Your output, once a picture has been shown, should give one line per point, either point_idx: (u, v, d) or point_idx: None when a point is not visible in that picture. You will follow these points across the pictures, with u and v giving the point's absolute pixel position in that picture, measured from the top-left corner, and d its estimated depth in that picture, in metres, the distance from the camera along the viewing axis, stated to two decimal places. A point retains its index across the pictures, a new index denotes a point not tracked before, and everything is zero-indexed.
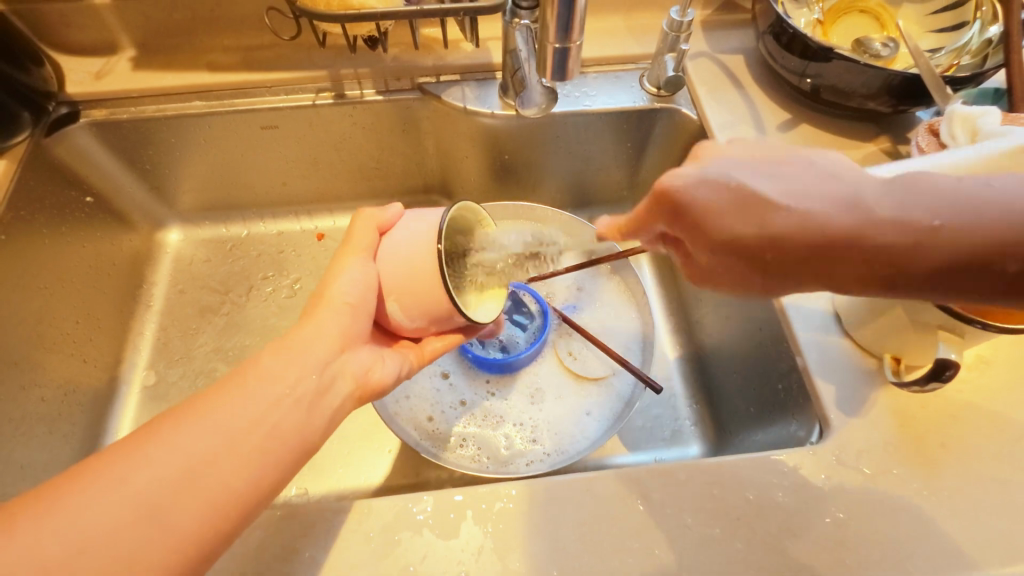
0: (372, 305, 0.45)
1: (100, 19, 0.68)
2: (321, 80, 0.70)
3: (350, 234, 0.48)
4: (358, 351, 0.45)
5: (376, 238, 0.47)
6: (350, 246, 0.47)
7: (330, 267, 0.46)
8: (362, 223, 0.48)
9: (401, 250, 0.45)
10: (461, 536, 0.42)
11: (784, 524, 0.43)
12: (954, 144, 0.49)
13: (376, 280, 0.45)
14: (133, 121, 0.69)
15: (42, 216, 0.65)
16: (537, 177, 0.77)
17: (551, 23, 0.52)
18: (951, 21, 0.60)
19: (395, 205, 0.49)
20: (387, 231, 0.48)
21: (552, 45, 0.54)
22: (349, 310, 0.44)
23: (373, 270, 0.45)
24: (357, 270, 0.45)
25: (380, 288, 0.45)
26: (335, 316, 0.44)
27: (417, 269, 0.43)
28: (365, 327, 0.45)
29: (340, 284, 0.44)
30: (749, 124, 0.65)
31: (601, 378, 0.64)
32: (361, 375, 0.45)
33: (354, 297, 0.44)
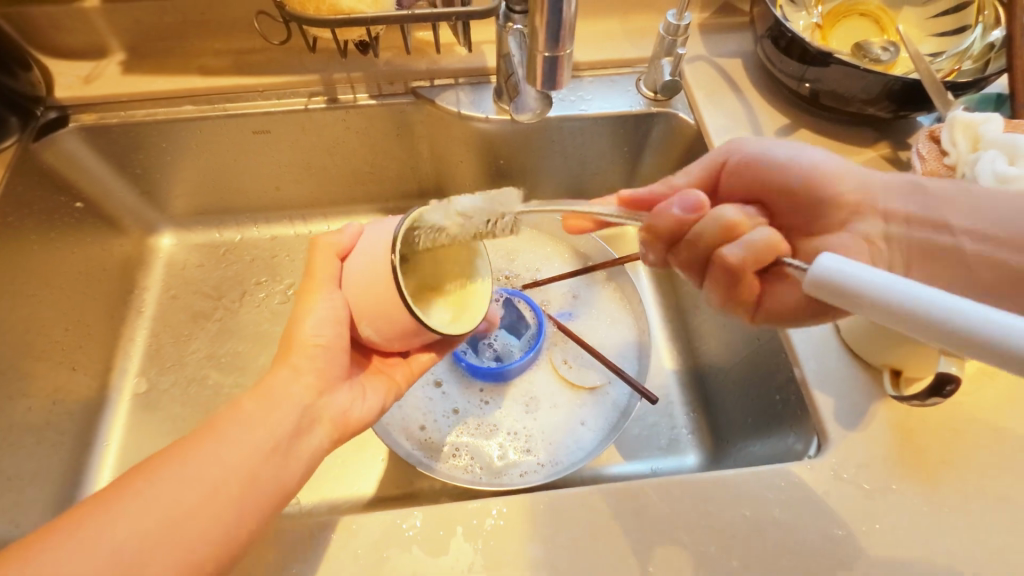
0: (345, 340, 0.44)
1: (88, 22, 0.67)
2: (313, 84, 0.69)
3: (312, 263, 0.46)
4: (336, 393, 0.45)
5: (337, 265, 0.45)
6: (312, 277, 0.45)
7: (297, 306, 0.44)
8: (322, 252, 0.46)
9: (361, 273, 0.42)
10: (451, 553, 0.41)
11: (782, 540, 0.42)
12: (955, 151, 0.48)
13: (346, 310, 0.44)
14: (122, 125, 0.68)
15: (30, 222, 0.64)
16: (533, 181, 0.76)
17: (540, 32, 0.51)
18: (952, 25, 0.59)
19: (351, 227, 0.47)
20: (347, 256, 0.45)
21: (543, 53, 0.52)
22: (323, 351, 0.44)
23: (339, 298, 0.44)
24: (324, 304, 0.43)
25: (351, 318, 0.44)
26: (309, 360, 0.44)
27: (381, 299, 0.41)
28: (341, 367, 0.45)
29: (309, 326, 0.43)
30: (747, 128, 0.64)
31: (597, 387, 0.63)
32: (340, 415, 0.45)
33: (327, 337, 0.44)
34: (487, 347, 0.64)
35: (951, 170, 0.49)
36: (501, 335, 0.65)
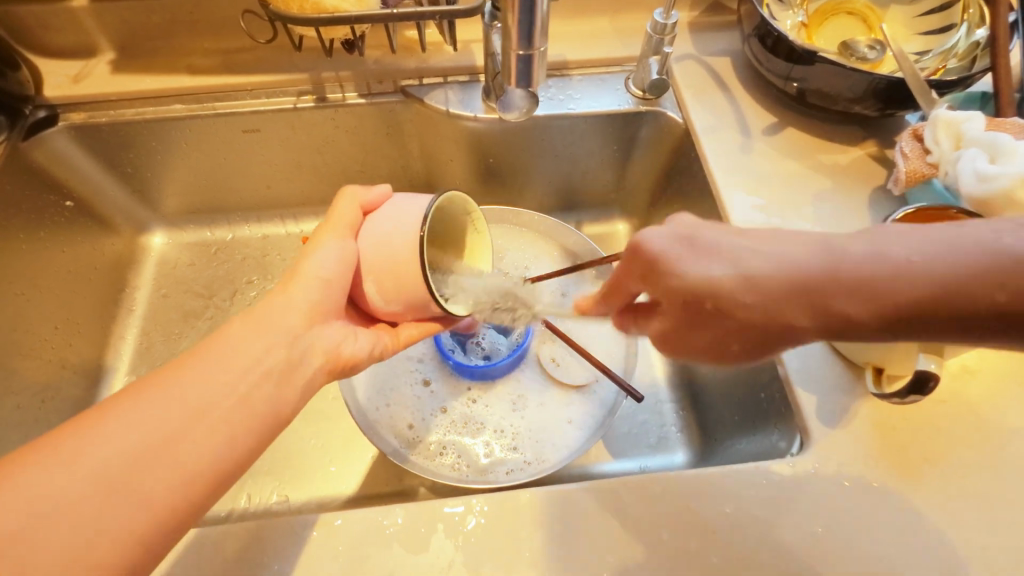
0: (346, 285, 0.44)
1: (77, 22, 0.67)
2: (302, 83, 0.69)
3: (334, 208, 0.46)
4: (328, 327, 0.44)
5: (359, 216, 0.46)
6: (331, 221, 0.45)
7: (308, 244, 0.44)
8: (347, 201, 0.46)
9: (386, 221, 0.43)
10: (430, 551, 0.41)
11: (762, 538, 0.42)
12: (938, 150, 0.48)
13: (355, 258, 0.44)
14: (112, 124, 0.68)
15: (19, 221, 0.64)
16: (523, 180, 0.76)
17: (515, 32, 0.52)
18: (938, 24, 0.59)
19: (382, 186, 0.48)
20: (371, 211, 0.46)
21: (517, 52, 0.54)
22: (323, 285, 0.43)
23: (353, 246, 0.44)
24: (333, 247, 0.43)
25: (359, 266, 0.44)
26: (307, 289, 0.43)
27: (398, 246, 0.42)
28: (337, 302, 0.44)
29: (314, 261, 0.43)
30: (734, 127, 0.64)
31: (584, 385, 0.64)
32: (331, 351, 0.44)
33: (330, 273, 0.43)
34: (475, 347, 0.66)
35: (934, 168, 0.49)
36: (489, 333, 0.66)
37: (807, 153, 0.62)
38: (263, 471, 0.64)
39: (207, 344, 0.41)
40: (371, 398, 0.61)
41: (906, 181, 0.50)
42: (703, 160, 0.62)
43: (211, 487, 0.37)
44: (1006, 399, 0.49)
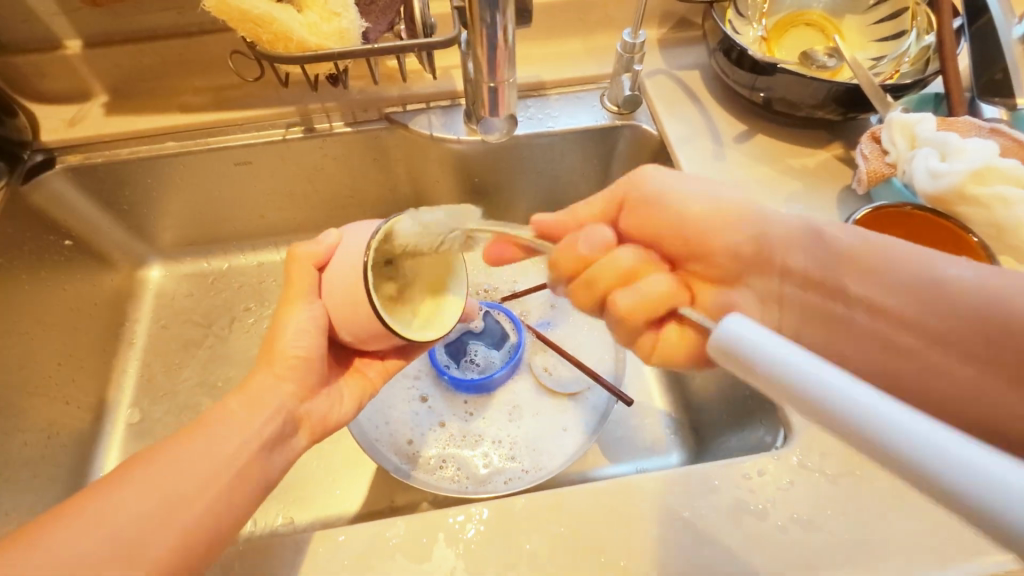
0: (322, 351, 0.46)
1: (72, 68, 0.70)
2: (290, 115, 0.72)
3: (291, 275, 0.45)
4: (316, 399, 0.48)
5: (317, 276, 0.45)
6: (290, 289, 0.45)
7: (277, 314, 0.45)
8: (300, 263, 0.45)
9: (343, 267, 0.42)
10: (433, 560, 0.43)
11: (752, 531, 0.44)
12: (895, 151, 0.51)
13: (325, 321, 0.44)
14: (107, 164, 0.71)
15: (21, 262, 0.66)
16: (509, 197, 0.78)
17: (482, 68, 0.56)
18: (890, 30, 0.62)
19: (329, 233, 0.45)
20: (325, 266, 0.45)
21: (487, 84, 0.57)
22: (302, 362, 0.45)
23: (320, 307, 0.44)
24: (305, 314, 0.44)
25: (330, 326, 0.45)
26: (290, 368, 0.45)
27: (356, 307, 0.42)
28: (320, 375, 0.47)
29: (288, 338, 0.44)
30: (706, 138, 0.67)
31: (577, 393, 0.65)
32: (316, 415, 0.47)
33: (305, 348, 0.45)
34: (470, 361, 0.66)
35: (893, 168, 0.52)
36: (482, 349, 0.67)
37: (776, 158, 0.65)
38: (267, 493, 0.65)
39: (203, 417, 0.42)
40: (371, 418, 0.63)
41: (868, 180, 0.53)
42: (678, 169, 0.65)
43: (219, 504, 0.39)
44: None
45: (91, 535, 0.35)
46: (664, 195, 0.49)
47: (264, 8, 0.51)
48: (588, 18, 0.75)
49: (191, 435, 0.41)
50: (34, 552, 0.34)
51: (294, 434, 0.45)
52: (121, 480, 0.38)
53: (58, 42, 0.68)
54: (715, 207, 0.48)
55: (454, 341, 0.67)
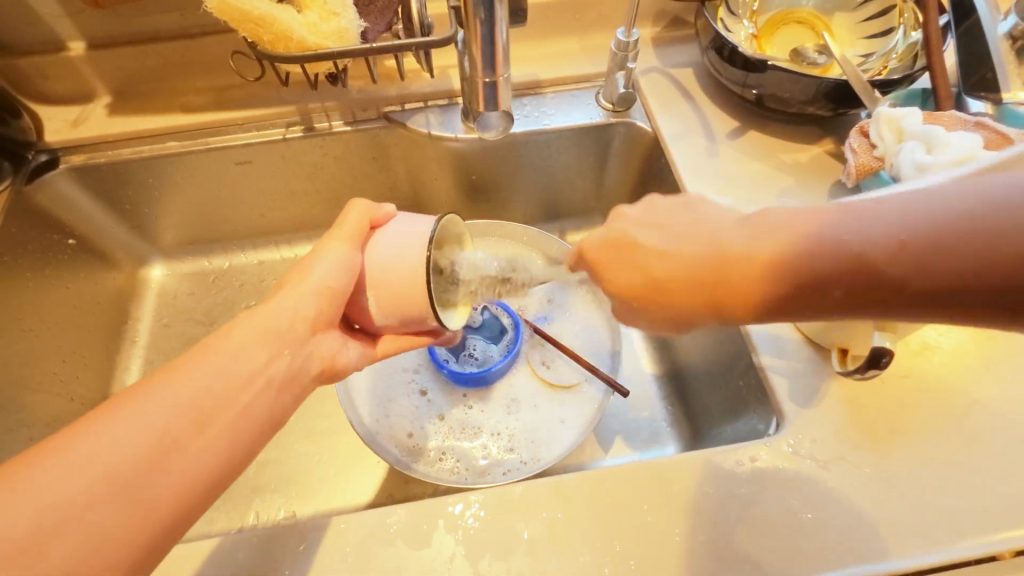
0: (348, 292, 0.45)
1: (75, 70, 0.71)
2: (291, 115, 0.73)
3: (344, 217, 0.48)
4: (327, 335, 0.46)
5: (366, 231, 0.48)
6: (337, 229, 0.47)
7: (315, 249, 0.46)
8: (355, 213, 0.48)
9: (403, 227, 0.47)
10: (433, 546, 0.44)
11: (745, 514, 0.45)
12: (883, 145, 0.52)
13: (359, 268, 0.46)
14: (110, 164, 0.72)
15: (26, 261, 0.67)
16: (506, 195, 0.79)
17: (478, 63, 0.57)
18: (879, 28, 0.63)
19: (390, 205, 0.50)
20: (378, 228, 0.48)
21: (482, 80, 0.58)
22: (330, 294, 0.44)
23: (358, 256, 0.46)
24: (343, 255, 0.45)
25: (359, 277, 0.46)
26: (314, 297, 0.44)
27: (408, 257, 0.45)
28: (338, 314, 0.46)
29: (319, 267, 0.44)
30: (700, 134, 0.68)
31: (574, 386, 0.66)
32: (329, 358, 0.46)
33: (337, 282, 0.44)
34: (468, 355, 0.68)
35: (881, 161, 0.53)
36: (480, 343, 0.68)
37: (768, 153, 0.66)
38: (270, 488, 0.66)
39: (208, 343, 0.41)
40: (371, 410, 0.64)
41: (857, 174, 0.54)
42: (672, 165, 0.66)
43: (220, 446, 0.38)
44: (968, 374, 0.52)
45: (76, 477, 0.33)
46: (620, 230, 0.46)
47: (265, 9, 0.52)
48: (583, 18, 0.76)
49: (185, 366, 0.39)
50: (13, 493, 0.31)
51: None
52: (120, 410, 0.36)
53: (61, 45, 0.69)
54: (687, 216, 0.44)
55: None
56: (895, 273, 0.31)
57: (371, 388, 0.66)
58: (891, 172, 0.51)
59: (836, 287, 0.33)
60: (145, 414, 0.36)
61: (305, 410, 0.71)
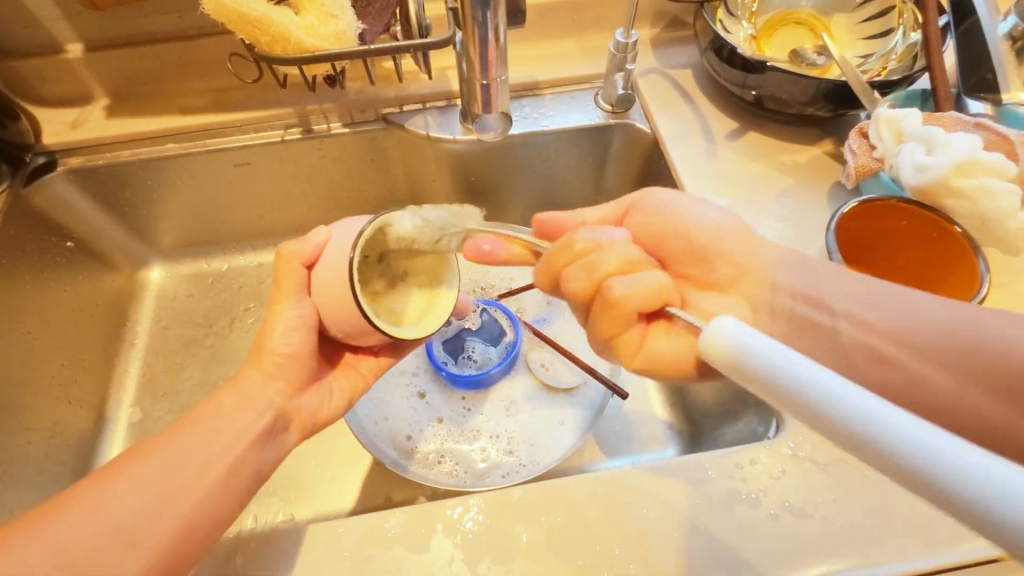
0: (311, 349, 0.47)
1: (72, 72, 0.71)
2: (289, 116, 0.73)
3: (279, 272, 0.46)
4: (305, 396, 0.49)
5: (305, 274, 0.45)
6: (278, 288, 0.45)
7: (267, 315, 0.46)
8: (288, 261, 0.45)
9: (333, 260, 0.42)
10: (432, 549, 0.44)
11: (745, 518, 0.45)
12: (882, 145, 0.52)
13: (314, 317, 0.45)
14: (108, 166, 0.71)
15: (24, 263, 0.67)
16: (505, 196, 0.79)
17: (476, 66, 0.56)
18: (879, 28, 0.63)
19: (317, 232, 0.45)
20: (313, 265, 0.45)
21: (479, 82, 0.58)
22: (290, 360, 0.46)
23: (308, 304, 0.45)
24: (292, 313, 0.45)
25: (318, 325, 0.46)
26: (278, 366, 0.46)
27: (334, 293, 0.42)
28: (310, 372, 0.48)
29: (276, 337, 0.45)
30: (699, 135, 0.68)
31: (573, 388, 0.66)
32: (310, 416, 0.49)
33: (294, 346, 0.46)
34: (467, 357, 0.67)
35: (881, 162, 0.53)
36: (479, 345, 0.68)
37: (767, 155, 0.66)
38: (268, 491, 0.66)
39: (197, 410, 0.44)
40: (370, 413, 0.64)
41: (856, 175, 0.54)
42: (672, 167, 0.66)
43: (213, 496, 0.40)
44: None
45: (92, 523, 0.36)
46: (668, 213, 0.51)
47: (262, 11, 0.52)
48: (581, 19, 0.76)
49: (180, 432, 0.42)
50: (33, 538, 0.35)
51: (286, 429, 0.47)
52: (125, 469, 0.39)
53: (59, 47, 0.69)
54: (712, 230, 0.50)
55: (452, 337, 0.68)
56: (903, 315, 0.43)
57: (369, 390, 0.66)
58: (892, 173, 0.51)
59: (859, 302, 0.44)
60: (149, 472, 0.39)
61: None
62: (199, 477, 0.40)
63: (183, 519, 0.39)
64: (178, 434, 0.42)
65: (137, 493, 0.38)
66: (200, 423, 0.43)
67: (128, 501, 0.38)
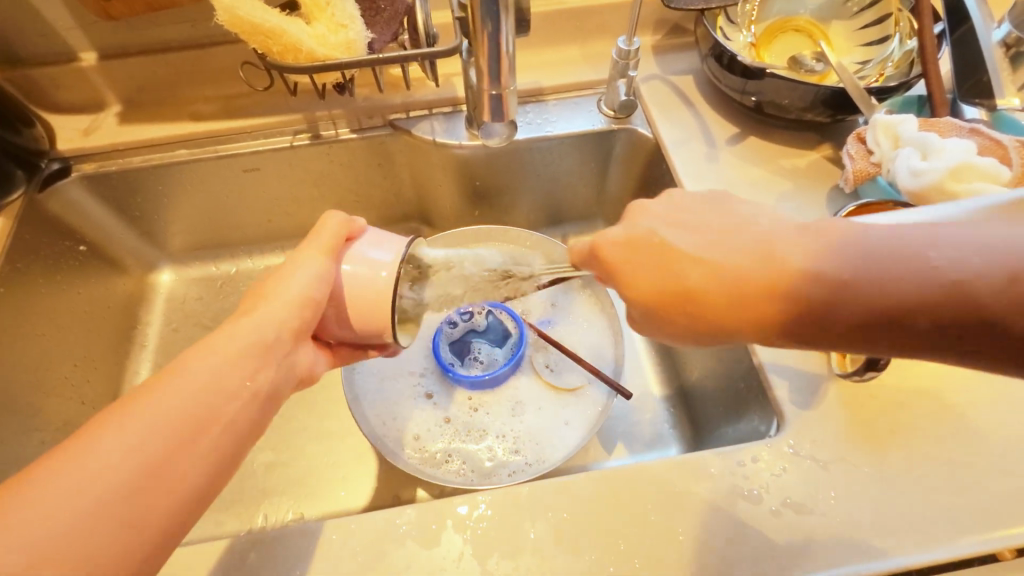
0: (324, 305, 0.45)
1: (86, 80, 0.72)
2: (298, 122, 0.74)
3: (317, 231, 0.47)
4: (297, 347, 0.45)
5: (341, 243, 0.47)
6: (311, 244, 0.46)
7: (286, 263, 0.45)
8: (332, 226, 0.48)
9: (370, 256, 0.47)
10: (442, 544, 0.45)
11: (747, 514, 0.46)
12: (880, 151, 0.53)
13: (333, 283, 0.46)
14: (120, 172, 0.73)
15: (39, 267, 0.69)
16: (509, 200, 0.81)
17: (485, 76, 0.57)
18: (876, 35, 0.64)
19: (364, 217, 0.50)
20: (353, 241, 0.48)
21: (489, 92, 0.59)
22: (307, 305, 0.44)
23: (333, 271, 0.46)
24: (314, 268, 0.45)
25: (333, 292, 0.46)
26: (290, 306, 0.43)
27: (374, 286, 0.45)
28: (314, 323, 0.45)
29: (292, 284, 0.44)
30: (700, 140, 0.69)
31: (577, 388, 0.67)
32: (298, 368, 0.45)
33: (313, 295, 0.44)
34: (473, 358, 0.69)
35: (878, 167, 0.54)
36: (485, 347, 0.70)
37: (767, 159, 0.67)
38: (277, 490, 0.67)
39: (178, 360, 0.39)
40: (378, 414, 0.65)
41: (855, 179, 0.55)
42: (674, 171, 0.67)
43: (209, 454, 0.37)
44: (966, 376, 0.53)
45: (70, 495, 0.31)
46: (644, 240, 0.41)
47: (275, 21, 0.53)
48: (584, 26, 0.77)
49: (163, 380, 0.37)
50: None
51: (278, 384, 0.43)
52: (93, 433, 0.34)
53: (73, 55, 0.71)
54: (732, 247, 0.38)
55: (459, 340, 0.70)
56: (998, 308, 0.29)
57: (377, 392, 0.67)
58: (889, 177, 0.52)
59: (919, 315, 0.31)
60: (132, 429, 0.34)
61: (312, 412, 0.72)
62: (185, 433, 0.36)
63: (173, 485, 0.35)
64: (163, 385, 0.37)
65: (113, 456, 0.33)
66: (188, 372, 0.38)
67: (102, 467, 0.33)
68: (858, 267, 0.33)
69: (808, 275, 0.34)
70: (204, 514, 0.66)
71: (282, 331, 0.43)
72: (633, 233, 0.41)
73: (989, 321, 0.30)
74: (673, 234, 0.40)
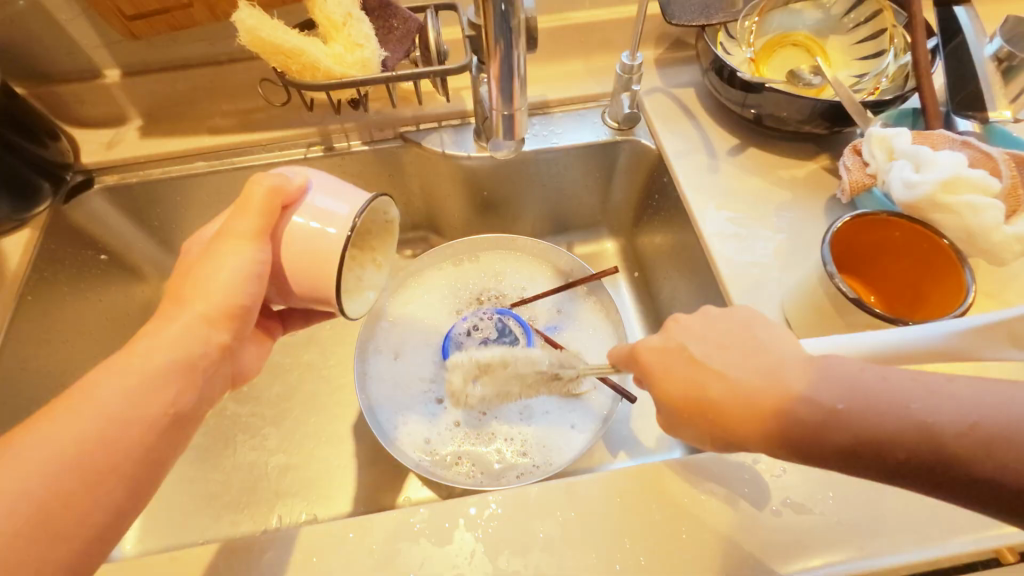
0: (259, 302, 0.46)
1: (110, 96, 0.75)
2: (311, 135, 0.77)
3: (247, 199, 0.44)
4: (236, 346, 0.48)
5: (278, 212, 0.45)
6: (240, 222, 0.44)
7: (211, 247, 0.44)
8: (262, 193, 0.44)
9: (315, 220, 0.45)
10: (454, 542, 0.47)
11: (749, 513, 0.48)
12: (875, 162, 0.55)
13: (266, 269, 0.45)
14: (141, 184, 0.75)
15: (62, 275, 0.71)
16: (515, 209, 0.83)
17: (495, 96, 0.60)
18: (872, 49, 0.67)
19: (298, 175, 0.47)
20: (292, 206, 0.46)
21: (501, 112, 0.61)
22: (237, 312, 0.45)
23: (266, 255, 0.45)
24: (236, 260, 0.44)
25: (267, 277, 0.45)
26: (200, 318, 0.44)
27: (320, 251, 0.45)
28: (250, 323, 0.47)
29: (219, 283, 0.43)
30: (702, 151, 0.71)
31: (584, 393, 0.69)
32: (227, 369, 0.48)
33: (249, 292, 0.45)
34: None
35: (873, 178, 0.56)
36: None
37: (767, 170, 0.69)
38: (291, 492, 0.69)
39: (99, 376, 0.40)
40: (390, 417, 0.67)
41: (851, 190, 0.57)
42: (676, 182, 0.69)
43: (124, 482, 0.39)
44: None
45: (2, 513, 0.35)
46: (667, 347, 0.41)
47: (295, 42, 0.56)
48: (588, 41, 0.80)
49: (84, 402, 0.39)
50: None
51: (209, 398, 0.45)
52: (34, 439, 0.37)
53: (97, 72, 0.74)
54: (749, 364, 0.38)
55: (469, 346, 0.72)
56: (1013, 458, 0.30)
57: (389, 397, 0.69)
58: (884, 188, 0.54)
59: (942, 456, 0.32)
60: (47, 451, 0.37)
61: (325, 416, 0.75)
62: (118, 448, 0.39)
63: (98, 499, 0.38)
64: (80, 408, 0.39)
65: (45, 469, 0.36)
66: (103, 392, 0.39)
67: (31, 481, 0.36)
68: (852, 399, 0.35)
69: (809, 401, 0.35)
70: (220, 515, 0.68)
71: (210, 336, 0.44)
72: (666, 344, 0.41)
73: (982, 473, 0.31)
74: (699, 347, 0.40)
